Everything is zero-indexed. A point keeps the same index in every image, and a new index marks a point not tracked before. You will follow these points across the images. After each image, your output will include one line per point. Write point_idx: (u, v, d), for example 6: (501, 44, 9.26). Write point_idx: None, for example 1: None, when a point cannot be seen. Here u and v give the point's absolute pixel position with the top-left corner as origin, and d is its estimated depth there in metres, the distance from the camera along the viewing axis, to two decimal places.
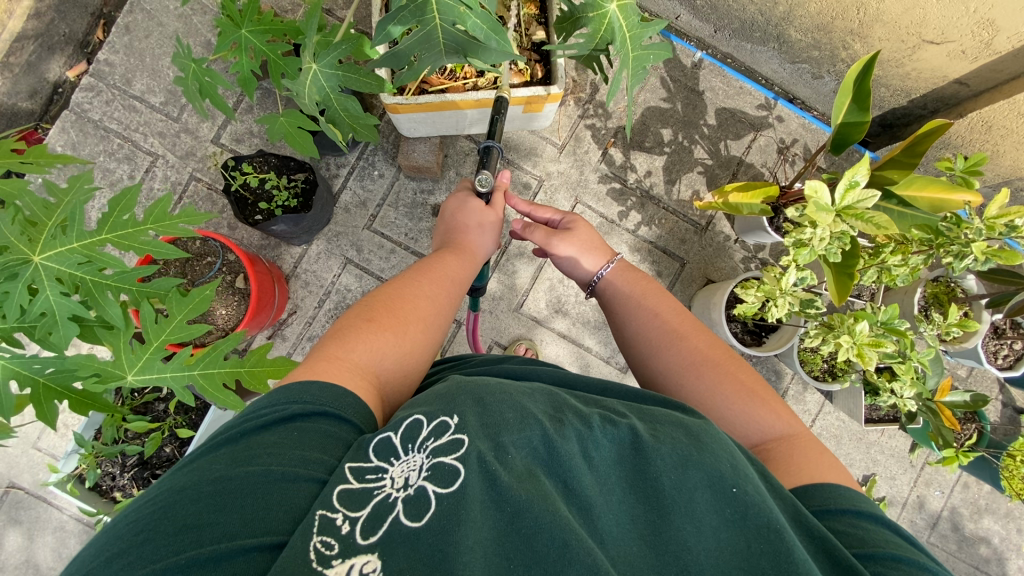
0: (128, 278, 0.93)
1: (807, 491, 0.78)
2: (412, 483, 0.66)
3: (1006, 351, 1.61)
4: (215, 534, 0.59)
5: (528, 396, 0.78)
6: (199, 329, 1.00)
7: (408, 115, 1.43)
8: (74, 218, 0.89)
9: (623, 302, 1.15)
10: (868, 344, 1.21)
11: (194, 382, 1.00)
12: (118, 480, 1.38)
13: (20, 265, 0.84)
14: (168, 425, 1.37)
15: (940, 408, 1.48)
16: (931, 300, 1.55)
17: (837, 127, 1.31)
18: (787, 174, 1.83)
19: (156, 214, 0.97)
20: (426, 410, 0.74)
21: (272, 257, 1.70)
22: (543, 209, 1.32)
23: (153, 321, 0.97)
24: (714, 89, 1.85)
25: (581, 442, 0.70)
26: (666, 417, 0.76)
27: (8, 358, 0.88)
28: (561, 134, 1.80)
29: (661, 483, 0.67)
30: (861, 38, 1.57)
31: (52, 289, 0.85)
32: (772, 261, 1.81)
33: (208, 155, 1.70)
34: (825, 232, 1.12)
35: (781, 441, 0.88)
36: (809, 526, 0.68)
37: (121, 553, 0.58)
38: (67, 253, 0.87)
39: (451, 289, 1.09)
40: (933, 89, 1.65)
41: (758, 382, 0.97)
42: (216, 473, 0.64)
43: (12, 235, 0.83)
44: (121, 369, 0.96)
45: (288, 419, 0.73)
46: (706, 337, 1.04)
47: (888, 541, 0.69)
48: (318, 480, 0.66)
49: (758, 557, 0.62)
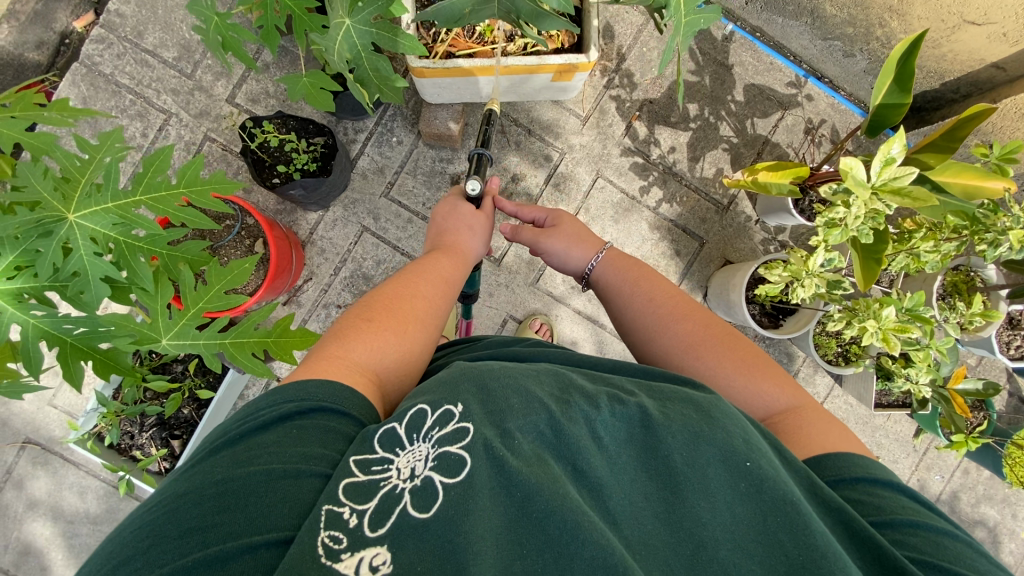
0: (160, 241, 0.92)
1: (820, 461, 0.78)
2: (419, 474, 0.67)
3: (1019, 342, 1.61)
4: (221, 534, 0.59)
5: (532, 377, 0.77)
6: (237, 298, 1.02)
7: (433, 79, 1.39)
8: (108, 175, 0.86)
9: (619, 285, 1.14)
10: (893, 329, 1.22)
11: (224, 350, 1.00)
12: (137, 439, 1.40)
13: (55, 223, 0.82)
14: (187, 387, 1.38)
15: (952, 395, 1.49)
16: (950, 289, 1.54)
17: (875, 108, 1.28)
18: (812, 155, 1.80)
19: (188, 178, 0.95)
20: (429, 398, 0.73)
21: (289, 223, 1.68)
22: (529, 210, 1.29)
23: (192, 289, 0.98)
24: (743, 64, 1.80)
25: (590, 424, 0.70)
26: (675, 395, 0.76)
27: (40, 316, 0.85)
28: (585, 105, 1.76)
29: (673, 460, 0.68)
30: (900, 15, 1.54)
31: (87, 248, 0.83)
32: (792, 243, 1.79)
33: (224, 115, 1.65)
34: (860, 211, 1.10)
35: (787, 413, 0.88)
36: (825, 497, 0.69)
37: (127, 561, 0.58)
38: (102, 213, 0.84)
39: (444, 288, 1.08)
40: (968, 72, 1.62)
41: (759, 355, 0.96)
42: (218, 475, 0.65)
43: (45, 189, 0.80)
44: (157, 333, 0.97)
45: (286, 417, 0.72)
46: (703, 316, 1.03)
47: (905, 508, 0.70)
48: (320, 475, 0.66)
49: (775, 531, 0.63)
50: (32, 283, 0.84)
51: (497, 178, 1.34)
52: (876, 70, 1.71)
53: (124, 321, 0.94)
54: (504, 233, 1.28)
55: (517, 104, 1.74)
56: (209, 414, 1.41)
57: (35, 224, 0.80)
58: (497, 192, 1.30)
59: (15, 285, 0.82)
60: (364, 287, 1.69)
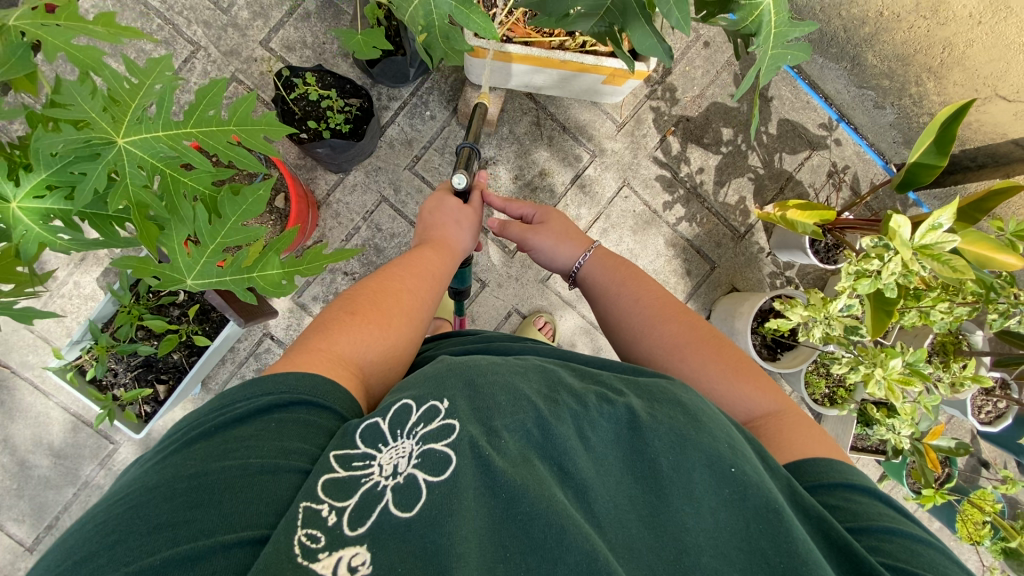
0: (206, 180, 0.88)
1: (800, 466, 0.79)
2: (401, 471, 0.65)
3: (990, 408, 1.68)
4: (193, 531, 0.58)
5: (521, 375, 0.77)
6: (254, 230, 0.90)
7: (484, 60, 1.35)
8: (161, 103, 0.82)
9: (607, 283, 1.14)
10: (897, 381, 1.26)
11: (253, 284, 0.91)
12: (119, 377, 1.34)
13: (102, 146, 0.78)
14: (183, 331, 1.33)
15: (927, 450, 1.53)
16: (938, 348, 1.60)
17: (910, 165, 1.32)
18: (830, 198, 1.84)
19: (241, 115, 0.88)
20: (413, 394, 0.73)
21: (306, 179, 1.62)
22: (518, 204, 1.29)
23: (205, 222, 0.86)
24: (782, 98, 1.82)
25: (577, 423, 0.71)
26: (664, 394, 0.77)
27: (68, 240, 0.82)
28: (623, 112, 1.75)
29: (659, 464, 0.68)
30: (936, 78, 1.61)
31: (133, 179, 0.81)
32: (798, 281, 1.82)
33: (255, 57, 1.58)
34: (896, 267, 1.14)
35: (769, 417, 0.89)
36: (805, 505, 0.69)
37: (93, 556, 0.56)
38: (154, 140, 0.81)
39: (432, 286, 1.06)
40: (989, 143, 1.67)
41: (743, 358, 0.98)
42: (190, 469, 0.63)
43: (95, 110, 0.76)
44: (180, 274, 0.89)
45: (265, 410, 0.71)
46: (689, 317, 1.04)
47: (883, 514, 0.71)
48: (300, 470, 0.65)
49: (758, 538, 0.63)
50: (63, 206, 0.80)
51: (483, 172, 1.31)
52: (902, 125, 1.75)
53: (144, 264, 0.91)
54: (492, 228, 1.27)
55: (557, 99, 1.72)
56: (200, 364, 1.36)
57: (85, 143, 0.77)
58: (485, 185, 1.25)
59: (46, 205, 0.79)
60: (372, 259, 1.65)
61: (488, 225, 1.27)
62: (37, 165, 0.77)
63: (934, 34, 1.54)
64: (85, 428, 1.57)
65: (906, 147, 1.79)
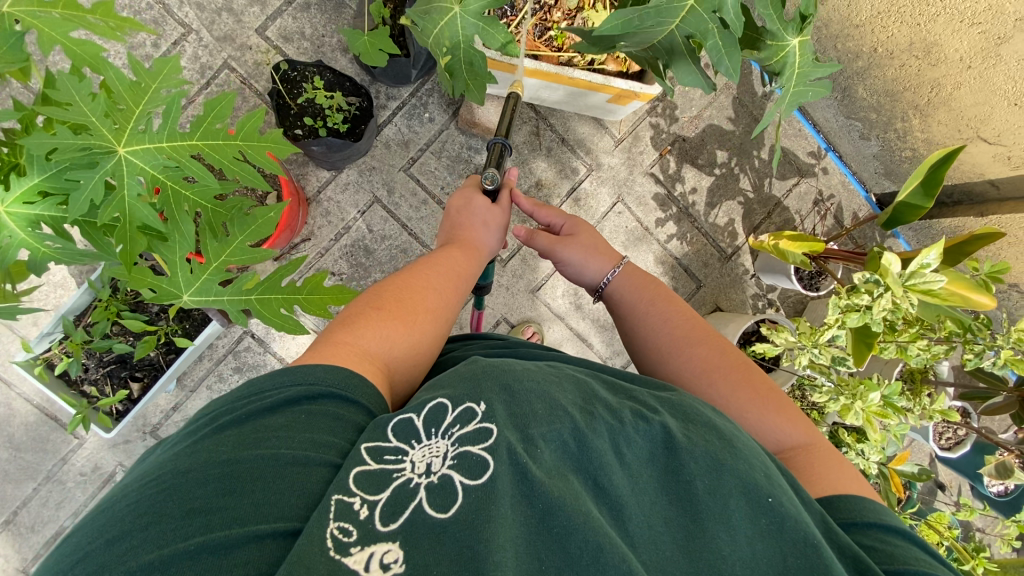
0: (208, 195, 0.88)
1: (833, 503, 0.81)
2: (435, 470, 0.65)
3: (949, 434, 1.76)
4: (225, 520, 0.56)
5: (557, 384, 0.77)
6: (260, 253, 0.97)
7: (494, 71, 1.37)
8: (167, 109, 0.81)
9: (636, 301, 1.15)
10: (875, 413, 1.31)
11: (249, 305, 0.98)
12: (90, 373, 1.30)
13: (103, 155, 0.77)
14: (162, 331, 1.28)
15: (891, 475, 1.59)
16: (907, 377, 1.63)
17: (899, 203, 1.36)
18: (815, 225, 1.89)
19: (248, 131, 0.87)
20: (449, 393, 0.72)
21: (297, 175, 1.58)
22: (548, 212, 1.26)
23: (213, 240, 0.94)
24: (774, 124, 1.86)
25: (613, 438, 0.71)
26: (698, 416, 0.78)
27: (56, 246, 0.81)
28: (621, 128, 1.76)
29: (694, 487, 0.69)
30: (922, 115, 1.66)
31: (129, 189, 0.79)
32: (779, 304, 1.87)
33: (249, 44, 1.52)
34: (887, 304, 1.18)
35: (800, 450, 0.91)
36: (841, 544, 0.71)
37: (125, 537, 0.54)
38: (155, 151, 0.80)
39: (457, 283, 1.05)
40: (965, 182, 1.74)
41: (772, 387, 0.99)
42: (222, 455, 0.62)
43: (95, 115, 0.75)
44: (178, 288, 0.97)
45: (293, 402, 0.70)
46: (718, 341, 1.05)
47: (918, 559, 0.72)
48: (331, 464, 0.64)
49: (794, 571, 0.64)
50: (55, 212, 0.79)
51: (515, 170, 1.28)
52: (885, 158, 1.81)
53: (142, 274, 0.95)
54: (517, 237, 1.26)
55: (557, 110, 1.72)
56: (179, 363, 1.32)
57: (84, 151, 0.75)
58: (514, 184, 1.23)
59: (35, 211, 0.78)
60: (362, 260, 1.61)
61: (515, 232, 1.25)
62: (31, 169, 0.76)
63: (924, 74, 1.57)
64: (50, 422, 1.50)
65: (888, 179, 1.85)
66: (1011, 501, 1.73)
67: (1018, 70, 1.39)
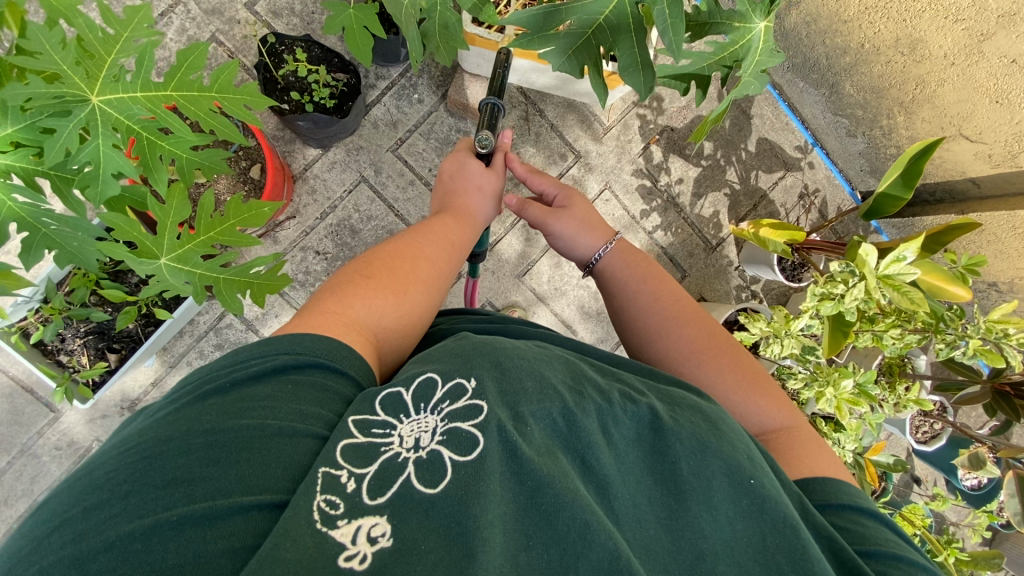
0: (184, 146, 0.91)
1: (808, 485, 0.82)
2: (424, 446, 0.64)
3: (926, 428, 1.77)
4: (209, 490, 0.55)
5: (546, 363, 0.77)
6: (248, 239, 0.99)
7: (482, 50, 1.38)
8: (140, 59, 0.81)
9: (626, 280, 1.15)
10: (846, 401, 1.32)
11: (215, 284, 1.00)
12: (67, 344, 1.28)
13: (76, 103, 0.79)
14: (142, 302, 1.27)
15: (867, 464, 1.59)
16: (885, 369, 1.64)
17: (878, 194, 1.38)
18: (800, 219, 1.91)
19: (223, 83, 0.88)
20: (439, 367, 0.71)
21: (284, 152, 1.57)
22: (542, 179, 1.24)
23: (208, 215, 0.95)
24: (763, 118, 1.88)
25: (601, 418, 0.71)
26: (684, 401, 0.79)
27: (22, 202, 0.84)
28: (611, 116, 1.77)
29: (679, 468, 0.69)
30: (907, 112, 1.67)
31: (104, 138, 0.82)
32: (762, 295, 1.89)
33: (238, 18, 1.51)
34: (859, 293, 1.22)
35: (781, 433, 0.92)
36: (817, 524, 0.72)
37: (103, 506, 0.53)
38: (131, 103, 0.83)
39: (449, 252, 1.04)
40: (947, 180, 1.76)
41: (757, 370, 1.00)
42: (206, 424, 0.61)
43: (66, 64, 0.75)
44: (158, 250, 0.94)
45: (280, 370, 0.69)
46: (706, 323, 1.06)
47: (888, 540, 0.73)
48: (318, 436, 0.63)
49: (774, 552, 0.65)
50: (26, 163, 0.83)
51: (513, 132, 1.26)
52: (870, 155, 1.84)
53: (127, 227, 0.91)
54: (510, 206, 1.25)
55: (547, 97, 1.73)
56: (157, 335, 1.32)
57: (57, 98, 0.77)
58: (508, 147, 1.23)
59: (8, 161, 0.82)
60: (347, 240, 1.60)
61: (507, 202, 1.25)
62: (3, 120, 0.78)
63: (909, 71, 1.59)
64: (25, 394, 1.49)
65: (873, 176, 1.87)
66: (984, 494, 1.76)
67: (1000, 66, 1.41)
